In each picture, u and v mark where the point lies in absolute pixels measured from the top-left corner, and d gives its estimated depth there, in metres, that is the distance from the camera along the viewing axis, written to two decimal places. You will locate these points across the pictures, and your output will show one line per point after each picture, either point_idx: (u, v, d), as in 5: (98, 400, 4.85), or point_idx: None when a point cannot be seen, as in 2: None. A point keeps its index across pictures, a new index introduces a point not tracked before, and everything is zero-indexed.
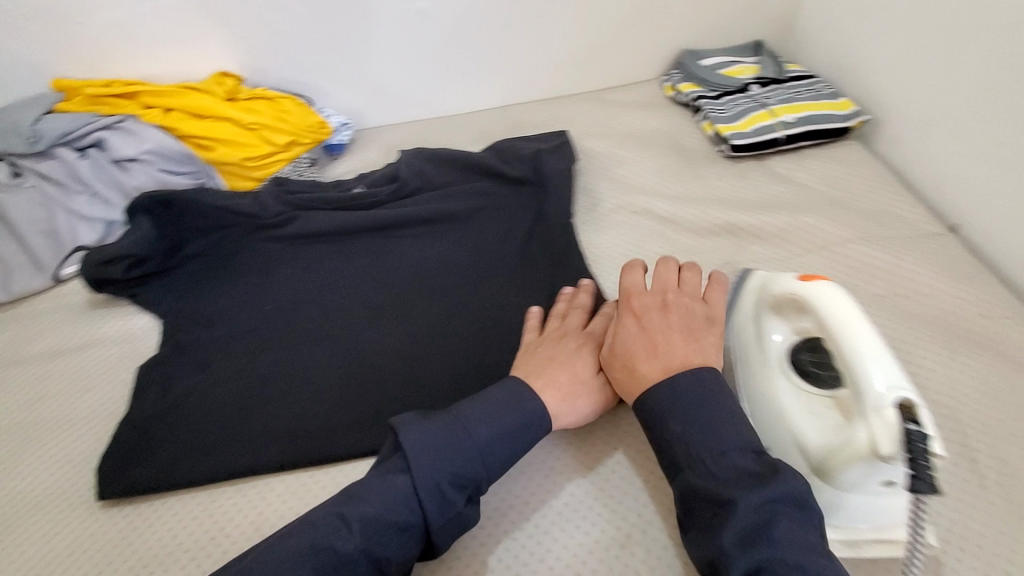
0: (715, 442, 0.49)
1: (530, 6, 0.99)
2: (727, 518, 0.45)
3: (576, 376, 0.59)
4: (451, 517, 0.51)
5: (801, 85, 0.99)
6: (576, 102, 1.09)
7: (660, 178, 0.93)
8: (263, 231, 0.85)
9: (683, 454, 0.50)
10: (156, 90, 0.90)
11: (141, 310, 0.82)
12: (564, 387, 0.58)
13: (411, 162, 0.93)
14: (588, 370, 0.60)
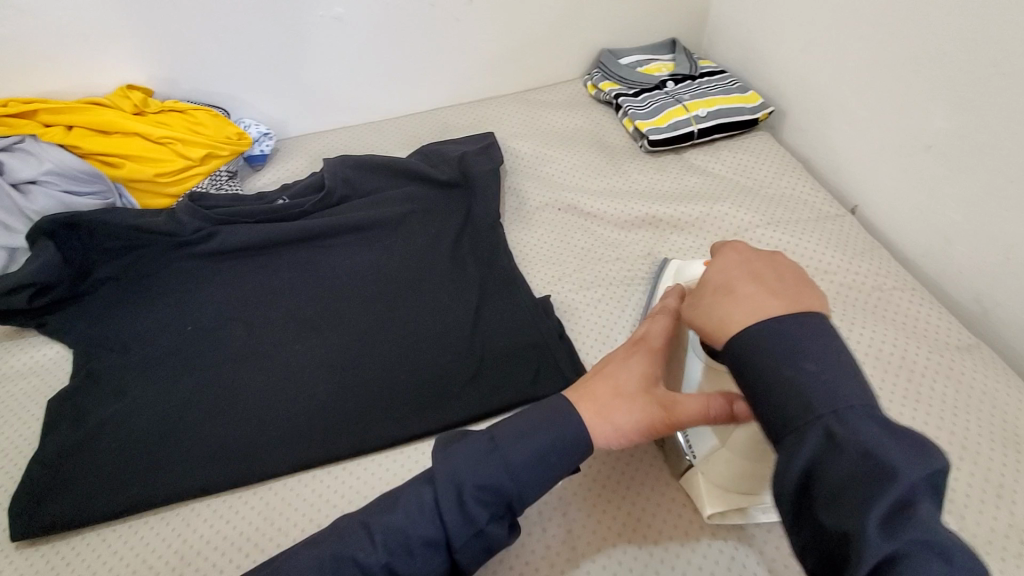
0: (835, 389, 0.36)
1: (449, 10, 0.99)
2: (872, 495, 0.33)
3: (618, 387, 0.50)
4: (475, 537, 0.44)
5: (712, 80, 1.05)
6: (502, 103, 1.11)
7: (585, 175, 0.96)
8: (181, 249, 0.82)
9: (800, 412, 0.36)
10: (54, 106, 0.85)
11: (48, 340, 0.77)
12: (601, 399, 0.49)
13: (335, 170, 0.91)
14: (634, 380, 0.51)
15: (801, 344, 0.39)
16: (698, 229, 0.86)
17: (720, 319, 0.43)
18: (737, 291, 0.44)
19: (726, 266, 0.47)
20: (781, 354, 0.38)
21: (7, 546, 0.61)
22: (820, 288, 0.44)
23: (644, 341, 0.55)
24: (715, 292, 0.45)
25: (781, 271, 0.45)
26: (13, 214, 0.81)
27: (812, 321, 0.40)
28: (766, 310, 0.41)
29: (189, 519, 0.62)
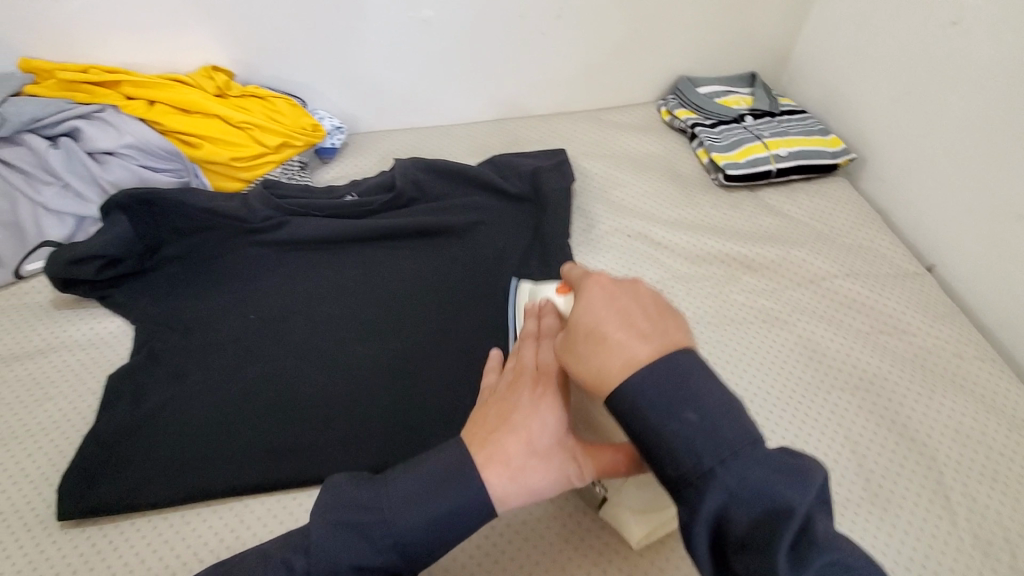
0: (718, 438, 0.38)
1: (537, 22, 0.98)
2: (779, 532, 0.35)
3: (525, 443, 0.47)
4: None
5: (793, 120, 1.02)
6: (574, 120, 1.10)
7: (655, 202, 0.94)
8: (250, 236, 0.82)
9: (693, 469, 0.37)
10: (139, 80, 0.85)
11: (111, 314, 0.77)
12: (511, 461, 0.46)
13: (407, 172, 0.89)
14: (541, 431, 0.47)
15: (679, 393, 0.39)
16: (770, 273, 0.84)
17: (598, 372, 0.41)
18: (608, 337, 0.42)
19: (592, 303, 0.44)
20: (664, 408, 0.38)
21: (53, 523, 0.60)
22: (679, 308, 0.44)
23: (545, 375, 0.50)
24: (585, 338, 0.43)
25: (641, 299, 0.44)
26: (87, 183, 0.82)
27: (682, 364, 0.40)
28: (637, 359, 0.40)
29: (238, 517, 0.61)
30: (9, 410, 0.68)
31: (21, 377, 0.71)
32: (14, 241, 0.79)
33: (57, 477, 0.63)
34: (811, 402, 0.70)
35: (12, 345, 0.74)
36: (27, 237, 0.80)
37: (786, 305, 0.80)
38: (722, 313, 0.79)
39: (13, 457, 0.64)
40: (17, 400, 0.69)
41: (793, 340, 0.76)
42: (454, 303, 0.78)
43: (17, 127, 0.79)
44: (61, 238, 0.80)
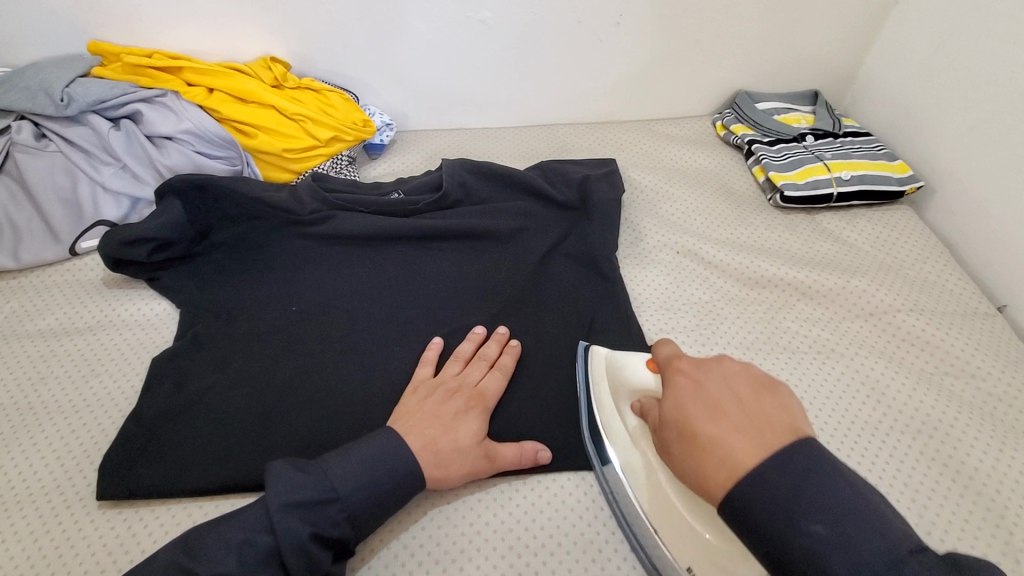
0: (843, 546, 0.38)
1: (595, 27, 0.96)
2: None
3: (456, 442, 0.59)
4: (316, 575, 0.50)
5: (857, 142, 0.98)
6: (626, 130, 1.07)
7: (707, 219, 0.91)
8: (297, 227, 0.82)
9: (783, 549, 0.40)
10: (200, 67, 0.87)
11: (158, 297, 0.78)
12: (442, 452, 0.58)
13: (454, 172, 0.88)
14: (469, 437, 0.60)
15: (800, 496, 0.40)
16: (827, 301, 0.80)
17: (702, 474, 0.45)
18: (702, 435, 0.46)
19: (682, 401, 0.49)
20: (783, 517, 0.40)
21: (92, 502, 0.60)
22: (773, 395, 0.47)
23: (478, 397, 0.65)
24: (681, 439, 0.47)
25: (740, 394, 0.47)
26: (145, 166, 0.83)
27: (795, 460, 0.41)
28: (740, 461, 0.43)
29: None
30: (57, 384, 0.69)
31: (70, 352, 0.72)
32: (70, 218, 0.81)
33: (98, 455, 0.63)
34: (865, 441, 0.67)
35: (64, 320, 0.76)
36: (83, 216, 0.81)
37: (842, 336, 0.76)
38: (774, 339, 0.76)
39: (57, 431, 0.65)
40: (66, 375, 0.70)
41: (847, 374, 0.72)
42: (495, 308, 0.77)
43: (83, 108, 0.81)
44: (115, 218, 0.82)
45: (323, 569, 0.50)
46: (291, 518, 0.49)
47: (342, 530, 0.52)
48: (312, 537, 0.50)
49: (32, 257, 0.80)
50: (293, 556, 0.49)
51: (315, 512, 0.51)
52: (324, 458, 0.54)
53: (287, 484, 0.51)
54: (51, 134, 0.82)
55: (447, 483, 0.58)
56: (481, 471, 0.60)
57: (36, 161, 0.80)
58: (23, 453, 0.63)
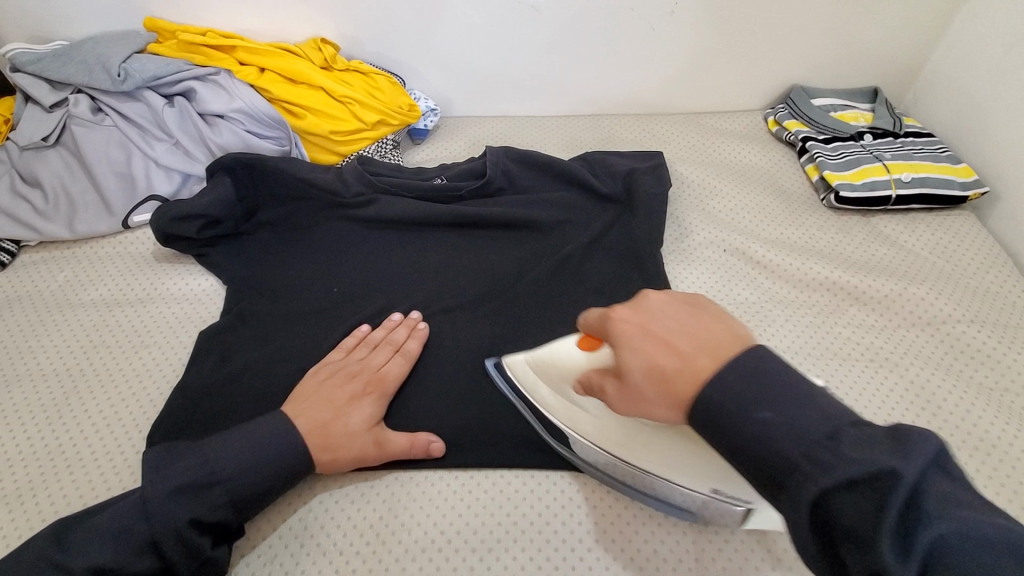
0: (799, 431, 0.38)
1: (649, 16, 0.93)
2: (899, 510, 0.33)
3: (344, 426, 0.59)
4: (199, 562, 0.51)
5: (917, 143, 0.94)
6: (673, 122, 1.05)
7: (756, 218, 0.88)
8: (341, 210, 0.82)
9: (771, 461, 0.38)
10: (252, 47, 0.87)
11: (205, 273, 0.80)
12: (327, 435, 0.58)
13: (498, 161, 0.88)
14: (359, 422, 0.60)
15: (743, 393, 0.40)
16: (881, 308, 0.77)
17: (673, 403, 0.43)
18: (668, 368, 0.43)
19: (636, 345, 0.45)
20: (739, 407, 0.40)
21: (139, 470, 0.62)
22: (700, 309, 0.46)
23: (379, 383, 0.64)
24: (649, 377, 0.44)
25: (675, 318, 0.45)
26: (196, 143, 0.84)
27: (745, 365, 0.41)
28: (699, 372, 0.41)
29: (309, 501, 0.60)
30: (108, 353, 0.71)
31: (121, 323, 0.74)
32: (124, 192, 0.82)
33: (146, 426, 0.65)
34: None
35: (114, 292, 0.78)
36: (136, 190, 0.82)
37: (894, 345, 0.73)
38: (826, 345, 0.73)
39: (106, 398, 0.67)
40: (118, 344, 0.72)
41: (900, 383, 0.70)
42: (535, 300, 0.75)
43: (139, 83, 0.83)
44: (167, 193, 0.83)
45: (203, 554, 0.50)
46: (169, 503, 0.50)
47: (221, 515, 0.52)
48: (191, 523, 0.50)
49: (86, 228, 0.82)
50: (169, 541, 0.49)
51: (196, 497, 0.51)
52: (207, 444, 0.55)
53: (162, 474, 0.52)
54: (107, 109, 0.84)
55: (335, 467, 0.58)
56: (370, 458, 0.60)
57: (92, 134, 0.82)
58: (74, 418, 0.66)
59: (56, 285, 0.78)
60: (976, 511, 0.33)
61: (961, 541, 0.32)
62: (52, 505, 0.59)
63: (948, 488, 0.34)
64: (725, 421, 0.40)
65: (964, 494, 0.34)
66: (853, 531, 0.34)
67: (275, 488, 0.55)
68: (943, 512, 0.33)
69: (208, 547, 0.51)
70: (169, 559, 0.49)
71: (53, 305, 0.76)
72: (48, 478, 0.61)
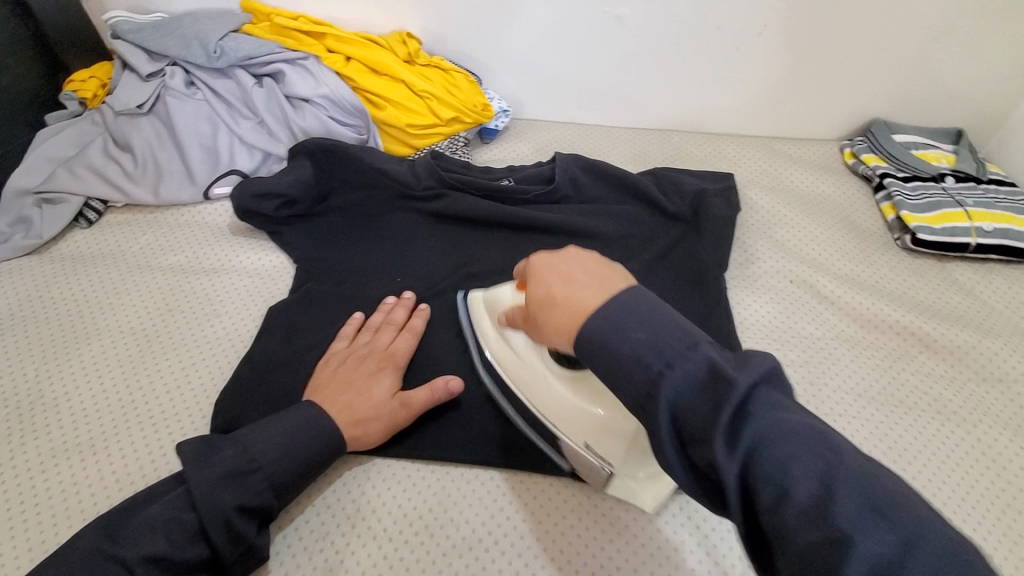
0: (659, 343, 0.36)
1: (731, 36, 0.92)
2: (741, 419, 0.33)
3: (369, 400, 0.61)
4: (244, 548, 0.52)
5: (1002, 192, 0.90)
6: (744, 145, 1.03)
7: (824, 251, 0.86)
8: (411, 202, 0.84)
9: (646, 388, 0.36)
10: (341, 35, 0.90)
11: (277, 250, 0.83)
12: (355, 412, 0.60)
13: (567, 168, 0.88)
14: (382, 393, 0.62)
15: (629, 318, 0.38)
16: (951, 359, 0.75)
17: (555, 329, 0.42)
18: (557, 297, 0.42)
19: (543, 278, 0.45)
20: (611, 330, 0.38)
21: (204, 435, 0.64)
22: (619, 264, 0.45)
23: (390, 357, 0.66)
24: (542, 305, 0.44)
25: (587, 261, 0.44)
26: (279, 123, 0.87)
27: (632, 300, 0.39)
28: (587, 305, 0.40)
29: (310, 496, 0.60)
30: (181, 317, 0.75)
31: (195, 290, 0.78)
32: (207, 165, 0.86)
33: (212, 392, 0.68)
34: (982, 518, 0.62)
35: (190, 259, 0.81)
36: (219, 164, 0.86)
37: (964, 399, 0.71)
38: (890, 391, 0.71)
39: (176, 360, 0.70)
40: (192, 310, 0.75)
41: (966, 440, 0.67)
42: None
43: (232, 62, 0.86)
44: (247, 169, 0.87)
45: (248, 540, 0.51)
46: (214, 492, 0.50)
47: (265, 499, 0.53)
48: (237, 511, 0.51)
49: (170, 196, 0.85)
50: (217, 529, 0.50)
51: (240, 486, 0.52)
52: (245, 435, 0.55)
53: (204, 462, 0.52)
54: (199, 83, 0.87)
55: (368, 441, 0.60)
56: (402, 420, 0.61)
57: (183, 106, 0.85)
58: (146, 376, 0.69)
59: (138, 248, 0.82)
60: (787, 412, 0.34)
61: (783, 439, 0.33)
62: (122, 457, 0.62)
63: (773, 398, 0.35)
64: (601, 359, 0.38)
65: (787, 403, 0.35)
66: (693, 425, 0.34)
67: (312, 472, 0.57)
68: (777, 429, 0.33)
69: (252, 534, 0.52)
70: (217, 546, 0.50)
71: (134, 266, 0.80)
72: (119, 431, 0.64)
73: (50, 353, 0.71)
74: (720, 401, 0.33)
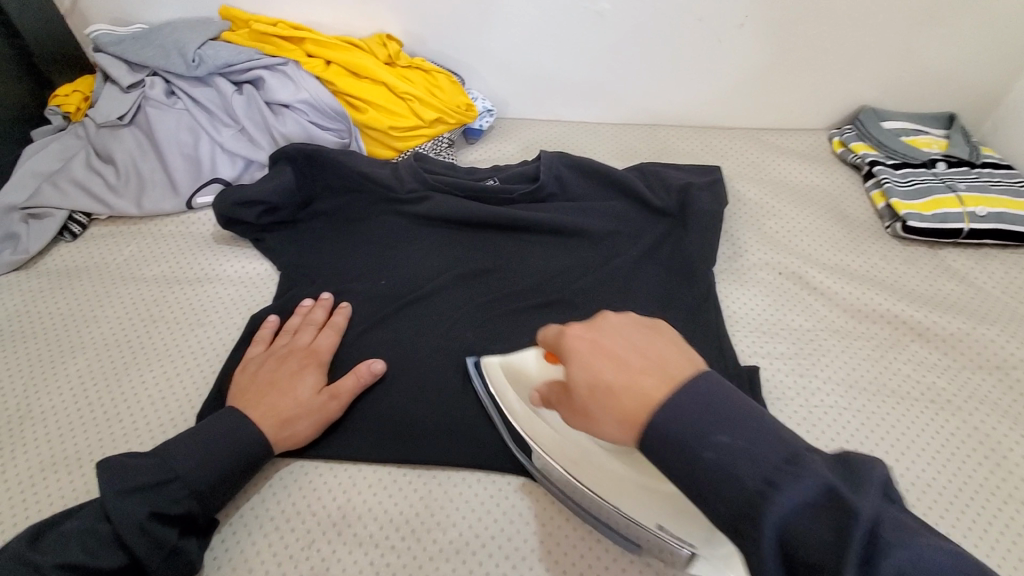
0: (705, 428, 0.36)
1: (717, 28, 0.91)
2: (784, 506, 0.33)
3: (293, 398, 0.61)
4: (166, 553, 0.51)
5: (994, 176, 0.89)
6: (733, 137, 1.02)
7: (814, 242, 0.85)
8: (394, 205, 0.83)
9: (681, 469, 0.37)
10: (321, 40, 0.89)
11: (261, 257, 0.82)
12: (280, 411, 0.60)
13: (552, 166, 0.87)
14: (306, 389, 0.62)
15: (705, 416, 0.37)
16: (944, 346, 0.74)
17: (614, 419, 0.39)
18: (613, 386, 0.40)
19: (584, 363, 0.42)
20: (693, 431, 0.36)
21: None
22: (658, 333, 0.44)
23: (310, 355, 0.66)
24: (594, 394, 0.41)
25: (631, 339, 0.43)
26: (261, 130, 0.86)
27: (702, 388, 0.38)
28: (651, 396, 0.38)
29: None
30: (165, 327, 0.74)
31: (179, 300, 0.77)
32: (189, 173, 0.85)
33: (196, 402, 0.67)
34: (977, 507, 0.60)
35: (175, 269, 0.81)
36: (202, 173, 0.86)
37: (958, 386, 0.70)
38: (881, 381, 0.70)
39: (160, 371, 0.70)
40: (176, 320, 0.75)
41: (960, 428, 0.66)
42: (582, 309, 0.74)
43: (212, 70, 0.86)
44: (230, 177, 0.86)
45: (170, 543, 0.51)
46: (126, 502, 0.50)
47: (186, 505, 0.52)
48: (153, 517, 0.51)
49: (153, 206, 0.85)
50: (133, 537, 0.49)
51: (155, 493, 0.51)
52: (166, 445, 0.55)
53: (122, 473, 0.51)
54: (180, 92, 0.87)
55: (298, 438, 0.60)
56: (332, 412, 0.62)
57: (164, 116, 0.85)
58: (129, 388, 0.68)
59: (122, 259, 0.82)
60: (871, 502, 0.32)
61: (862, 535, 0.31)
62: None
63: (848, 487, 0.33)
64: (679, 456, 0.37)
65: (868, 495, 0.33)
66: (810, 556, 0.31)
67: (238, 475, 0.56)
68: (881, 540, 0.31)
69: (174, 539, 0.51)
70: (136, 553, 0.49)
71: (118, 277, 0.80)
72: (102, 444, 0.64)
73: (33, 367, 0.70)
74: (844, 535, 0.30)
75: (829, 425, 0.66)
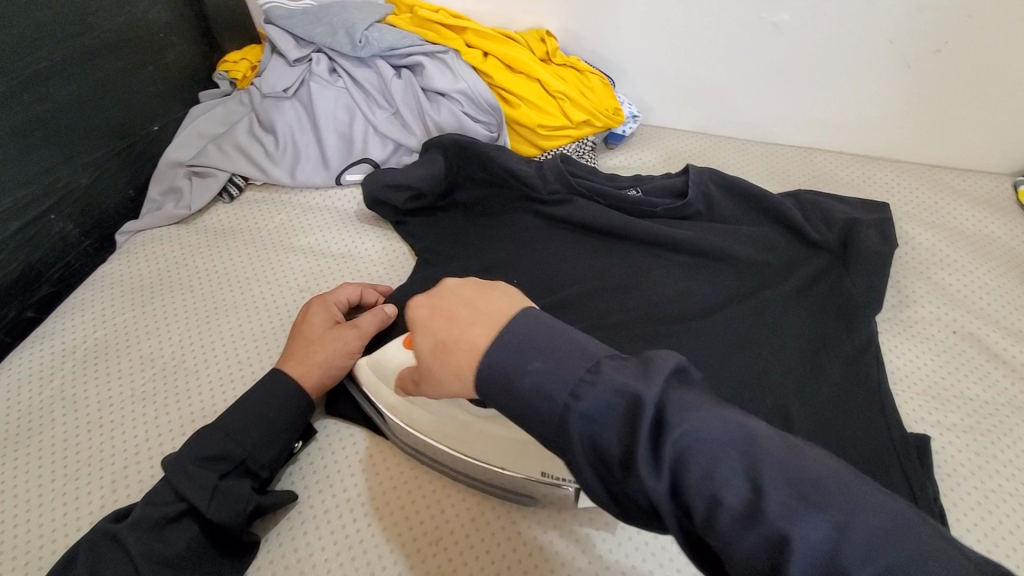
0: (556, 380, 0.37)
1: (907, 49, 0.82)
2: None
3: (309, 337, 0.64)
4: (214, 495, 0.53)
5: None
6: (901, 171, 0.93)
7: (992, 301, 0.76)
8: (534, 205, 0.82)
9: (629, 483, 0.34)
10: (481, 31, 0.90)
11: (399, 241, 0.84)
12: (299, 349, 0.63)
13: (700, 181, 0.82)
14: (320, 326, 0.65)
15: (524, 347, 0.39)
16: None
17: (450, 372, 0.42)
18: (446, 340, 0.43)
19: (424, 326, 0.45)
20: (510, 365, 0.38)
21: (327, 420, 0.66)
22: (485, 290, 0.45)
23: (326, 297, 0.69)
24: (434, 352, 0.44)
25: (462, 294, 0.45)
26: (413, 116, 0.88)
27: (520, 333, 0.39)
28: (476, 343, 0.41)
29: (331, 476, 0.62)
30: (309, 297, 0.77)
31: (322, 273, 0.80)
32: (342, 151, 0.89)
33: None
34: None
35: (321, 244, 0.84)
36: (353, 152, 0.88)
37: None
38: None
39: None
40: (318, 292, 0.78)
41: None
42: (724, 340, 0.70)
43: (375, 52, 0.88)
44: (378, 158, 0.88)
45: (212, 483, 0.53)
46: (177, 453, 0.54)
47: (223, 445, 0.55)
48: (196, 460, 0.54)
49: (304, 179, 0.89)
50: (178, 478, 0.53)
51: (200, 440, 0.55)
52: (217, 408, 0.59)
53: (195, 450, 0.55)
54: (342, 71, 0.90)
55: (317, 367, 0.62)
56: (351, 343, 0.64)
57: (326, 93, 0.88)
58: (273, 350, 0.71)
59: (273, 226, 0.86)
60: None
61: None
62: None
63: None
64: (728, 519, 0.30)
65: None
66: None
67: None
68: None
69: (217, 479, 0.54)
70: (186, 496, 0.52)
71: (271, 244, 0.84)
72: None
73: (191, 320, 0.75)
74: None
75: (1007, 517, 0.58)
